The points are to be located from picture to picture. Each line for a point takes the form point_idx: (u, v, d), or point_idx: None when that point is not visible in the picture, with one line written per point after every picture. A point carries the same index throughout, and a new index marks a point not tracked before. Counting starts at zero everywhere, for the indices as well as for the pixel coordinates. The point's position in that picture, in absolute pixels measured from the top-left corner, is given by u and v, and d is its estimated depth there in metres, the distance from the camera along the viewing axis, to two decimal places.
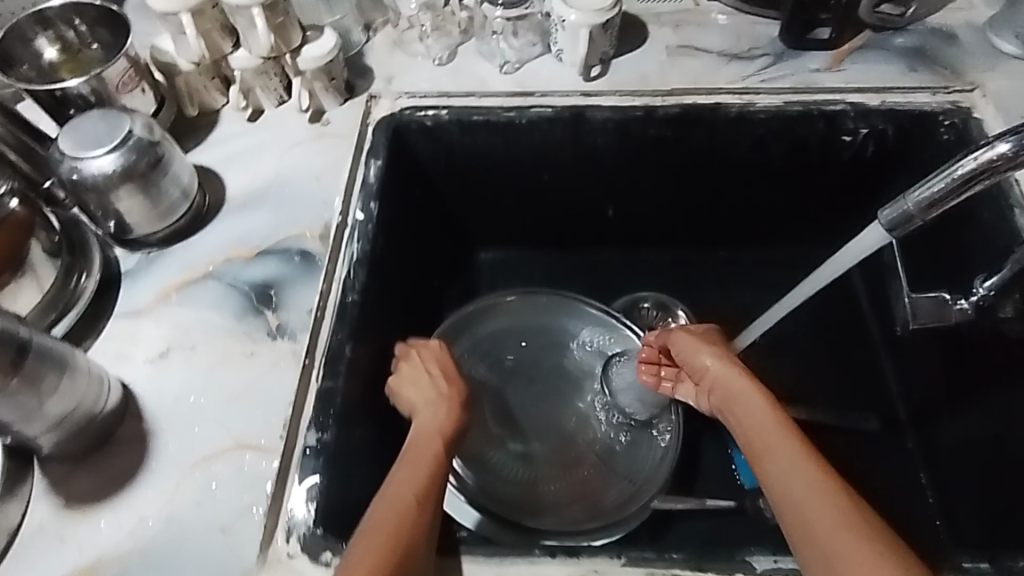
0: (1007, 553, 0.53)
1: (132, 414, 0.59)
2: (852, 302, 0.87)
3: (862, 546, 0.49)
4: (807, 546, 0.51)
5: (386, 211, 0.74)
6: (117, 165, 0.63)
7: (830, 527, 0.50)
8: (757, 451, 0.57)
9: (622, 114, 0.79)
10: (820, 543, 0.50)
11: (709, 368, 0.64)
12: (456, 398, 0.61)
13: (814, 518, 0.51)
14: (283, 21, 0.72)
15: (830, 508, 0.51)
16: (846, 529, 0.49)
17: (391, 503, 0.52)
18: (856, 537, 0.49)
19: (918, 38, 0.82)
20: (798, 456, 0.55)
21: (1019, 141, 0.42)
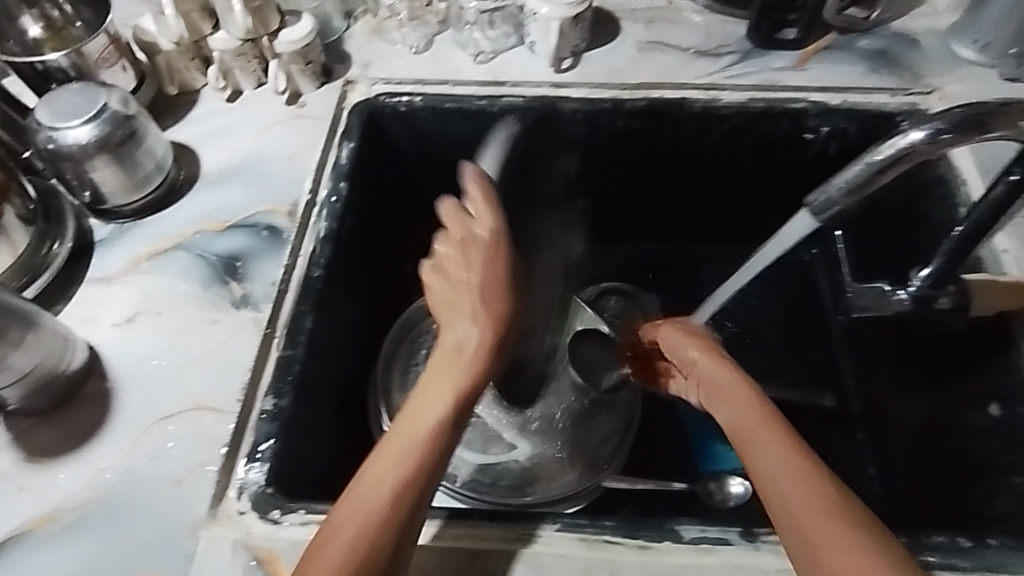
0: (924, 530, 0.54)
1: (97, 374, 0.62)
2: (812, 292, 0.85)
3: (843, 533, 0.47)
4: (790, 533, 0.48)
5: (357, 192, 0.76)
6: (93, 136, 0.65)
7: (812, 516, 0.48)
8: (740, 438, 0.55)
9: (590, 107, 0.81)
10: (801, 531, 0.48)
11: (695, 361, 0.64)
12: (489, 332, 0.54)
13: (796, 505, 0.49)
14: (260, 5, 0.75)
15: (811, 496, 0.49)
16: (826, 517, 0.48)
17: (384, 450, 0.50)
18: (837, 525, 0.47)
19: (882, 41, 0.85)
20: (782, 443, 0.53)
21: (932, 129, 0.44)
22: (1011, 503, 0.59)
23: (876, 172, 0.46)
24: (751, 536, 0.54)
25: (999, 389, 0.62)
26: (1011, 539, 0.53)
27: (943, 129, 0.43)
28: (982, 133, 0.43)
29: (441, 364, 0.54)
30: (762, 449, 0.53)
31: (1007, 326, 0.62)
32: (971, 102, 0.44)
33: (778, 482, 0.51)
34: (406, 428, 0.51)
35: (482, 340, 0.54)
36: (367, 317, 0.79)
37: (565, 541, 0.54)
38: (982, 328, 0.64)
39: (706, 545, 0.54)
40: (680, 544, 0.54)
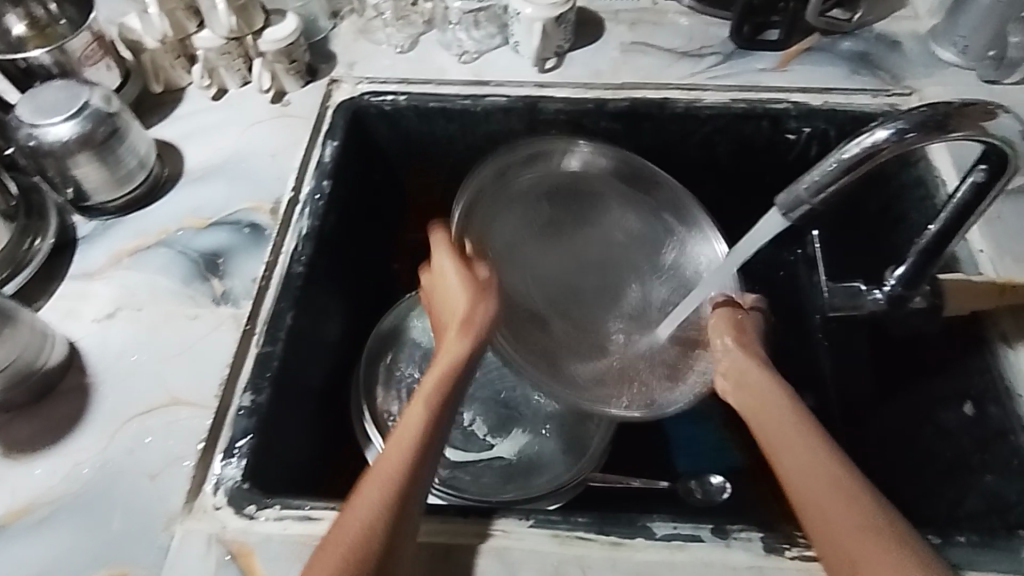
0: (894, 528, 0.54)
1: (75, 369, 0.62)
2: (791, 292, 0.85)
3: (880, 548, 0.46)
4: (829, 547, 0.48)
5: (340, 190, 0.77)
6: (75, 133, 0.66)
7: (852, 529, 0.48)
8: (772, 450, 0.55)
9: (574, 107, 0.81)
10: (840, 545, 0.48)
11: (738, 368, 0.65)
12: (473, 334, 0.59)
13: (834, 516, 0.49)
14: (245, 4, 0.76)
15: (849, 510, 0.49)
16: (867, 532, 0.47)
17: (387, 460, 0.50)
18: (876, 540, 0.47)
19: (864, 44, 0.85)
20: (817, 456, 0.53)
21: (897, 128, 0.44)
22: (981, 500, 0.60)
23: (843, 170, 0.46)
24: (723, 533, 0.54)
25: (971, 389, 0.63)
26: (978, 536, 0.53)
27: (907, 127, 0.44)
28: (943, 133, 0.44)
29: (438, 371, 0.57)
30: (795, 446, 0.54)
31: (980, 327, 0.63)
32: (933, 103, 0.45)
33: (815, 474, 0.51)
34: (412, 417, 0.54)
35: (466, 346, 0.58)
36: (348, 315, 0.79)
37: (538, 537, 0.54)
38: (956, 329, 0.65)
39: (678, 542, 0.54)
40: (652, 540, 0.54)
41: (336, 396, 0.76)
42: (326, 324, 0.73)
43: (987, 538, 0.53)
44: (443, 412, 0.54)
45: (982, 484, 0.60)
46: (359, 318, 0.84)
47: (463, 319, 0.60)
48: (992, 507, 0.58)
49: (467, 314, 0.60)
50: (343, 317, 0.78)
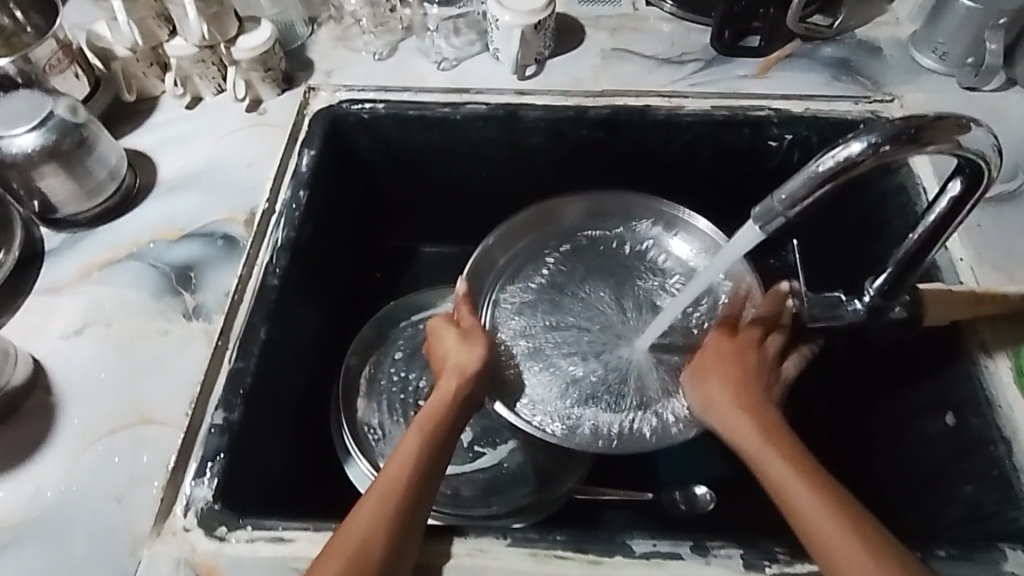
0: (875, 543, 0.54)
1: (41, 388, 0.61)
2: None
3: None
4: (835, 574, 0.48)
5: (317, 200, 0.75)
6: (40, 144, 0.64)
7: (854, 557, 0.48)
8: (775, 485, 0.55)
9: (554, 114, 0.80)
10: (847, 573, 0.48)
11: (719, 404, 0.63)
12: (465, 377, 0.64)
13: (836, 547, 0.49)
14: (217, 10, 0.74)
15: (855, 542, 0.49)
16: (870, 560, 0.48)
17: (381, 491, 0.52)
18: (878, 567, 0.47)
19: (845, 50, 0.85)
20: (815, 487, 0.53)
21: (871, 140, 0.43)
22: (960, 510, 0.59)
23: (818, 183, 0.45)
24: (701, 549, 0.53)
25: (952, 399, 0.62)
26: (957, 548, 0.53)
27: (882, 140, 0.43)
28: (917, 146, 0.44)
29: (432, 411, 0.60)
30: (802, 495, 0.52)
31: (960, 337, 0.63)
32: (907, 116, 0.44)
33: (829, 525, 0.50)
34: (405, 456, 0.56)
35: (457, 388, 0.63)
36: (326, 327, 0.78)
37: (515, 556, 0.53)
38: (936, 337, 0.64)
39: (657, 559, 0.53)
40: (632, 558, 0.53)
41: (314, 410, 0.75)
42: (303, 337, 0.71)
43: (965, 551, 0.53)
44: (438, 448, 0.57)
45: (961, 494, 0.59)
46: (338, 329, 0.82)
47: (456, 364, 0.65)
48: (971, 516, 0.58)
49: (466, 362, 0.65)
50: (320, 329, 0.76)
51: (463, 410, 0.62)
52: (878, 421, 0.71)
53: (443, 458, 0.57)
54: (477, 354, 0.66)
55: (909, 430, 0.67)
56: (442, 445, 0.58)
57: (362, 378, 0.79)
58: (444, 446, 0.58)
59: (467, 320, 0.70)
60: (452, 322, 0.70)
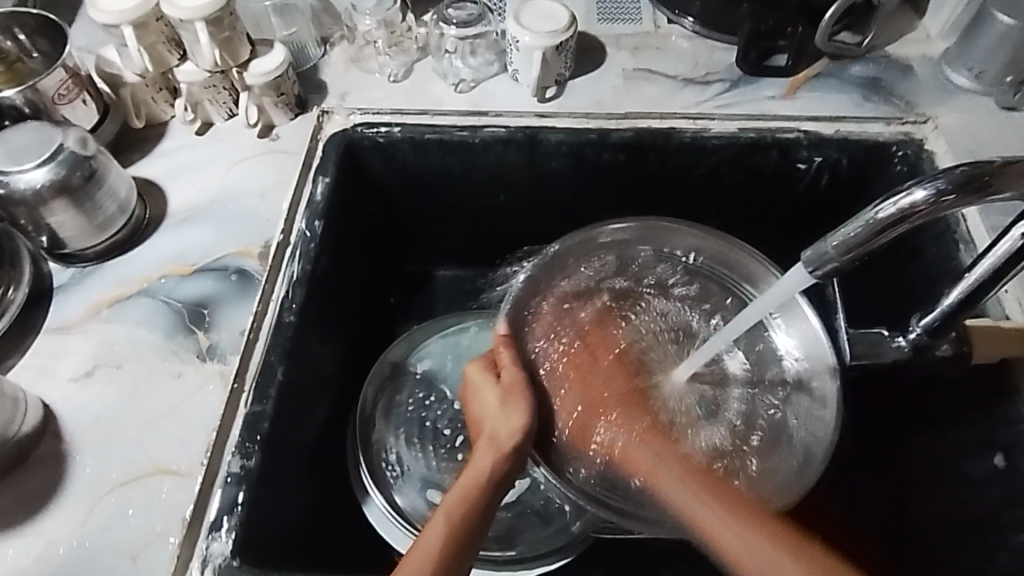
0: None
1: (50, 434, 0.59)
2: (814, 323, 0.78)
3: None
4: None
5: (332, 229, 0.72)
6: (49, 179, 0.62)
7: None
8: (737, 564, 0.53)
9: (576, 138, 0.78)
10: None
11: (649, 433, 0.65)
12: (503, 451, 0.60)
13: None
14: (230, 36, 0.71)
15: None
16: None
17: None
18: None
19: (874, 69, 0.82)
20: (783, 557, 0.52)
21: (936, 188, 0.41)
22: (1013, 558, 0.57)
23: (877, 231, 0.43)
24: None
25: (999, 439, 0.60)
26: None
27: (947, 188, 0.41)
28: (982, 196, 0.41)
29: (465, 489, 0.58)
30: (722, 522, 0.55)
31: (1007, 372, 0.60)
32: (972, 162, 0.42)
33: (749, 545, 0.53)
34: (426, 549, 0.52)
35: (492, 466, 0.59)
36: (341, 359, 0.75)
37: None
38: (981, 375, 0.62)
39: None
40: None
41: (329, 446, 0.72)
42: (319, 372, 0.69)
43: None
44: (465, 536, 0.54)
45: (1014, 541, 0.57)
46: (354, 358, 0.80)
47: (490, 435, 0.62)
48: None
49: (515, 430, 0.61)
50: (336, 361, 0.74)
51: (498, 488, 0.59)
52: (916, 456, 0.69)
53: (472, 548, 0.54)
54: (522, 417, 0.62)
55: (949, 468, 0.64)
56: (477, 523, 0.56)
57: (380, 404, 0.76)
58: (477, 533, 0.55)
59: (506, 373, 0.66)
60: (491, 374, 0.67)
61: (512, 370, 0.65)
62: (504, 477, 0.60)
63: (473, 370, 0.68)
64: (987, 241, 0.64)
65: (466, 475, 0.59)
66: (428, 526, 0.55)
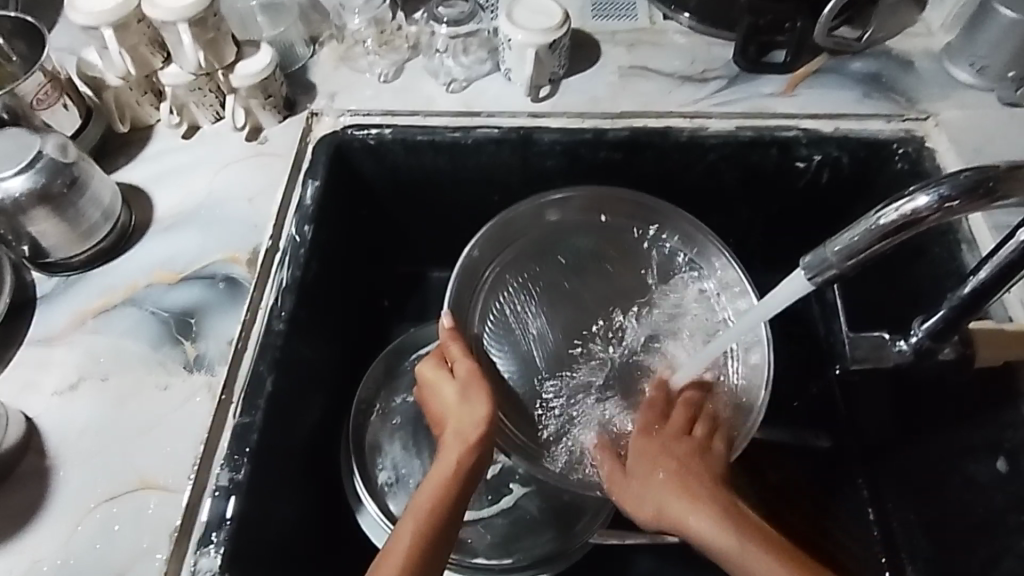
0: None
1: (34, 449, 0.57)
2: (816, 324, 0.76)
3: None
4: None
5: (323, 233, 0.71)
6: (28, 187, 0.60)
7: None
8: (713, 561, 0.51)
9: (570, 138, 0.76)
10: None
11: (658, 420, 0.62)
12: (465, 445, 0.58)
13: None
14: (214, 37, 0.69)
15: None
16: None
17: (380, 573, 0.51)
18: None
19: (875, 64, 0.81)
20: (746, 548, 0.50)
21: (940, 193, 0.40)
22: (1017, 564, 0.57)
23: (878, 239, 0.41)
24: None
25: (1004, 443, 0.59)
26: None
27: (951, 194, 0.39)
28: (989, 201, 0.40)
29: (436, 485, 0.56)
30: (676, 501, 0.54)
31: (1012, 375, 0.59)
32: (977, 166, 0.40)
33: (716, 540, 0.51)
34: (399, 552, 0.52)
35: (457, 461, 0.57)
36: (333, 366, 0.74)
37: None
38: (985, 378, 0.60)
39: None
40: None
41: (322, 454, 0.71)
42: (310, 380, 0.68)
43: None
44: (438, 537, 0.53)
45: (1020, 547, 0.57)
46: (347, 363, 0.79)
47: (454, 430, 0.59)
48: None
49: (479, 425, 0.59)
50: (328, 368, 0.72)
51: (470, 482, 0.57)
52: (918, 460, 0.67)
53: (446, 548, 0.54)
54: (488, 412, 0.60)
55: (952, 472, 0.63)
56: (447, 522, 0.54)
57: (373, 409, 0.75)
58: (449, 530, 0.54)
59: (459, 365, 0.62)
60: (446, 369, 0.63)
61: (464, 359, 0.62)
62: (472, 476, 0.57)
63: (430, 367, 0.63)
64: (991, 242, 0.63)
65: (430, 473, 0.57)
66: (399, 527, 0.54)
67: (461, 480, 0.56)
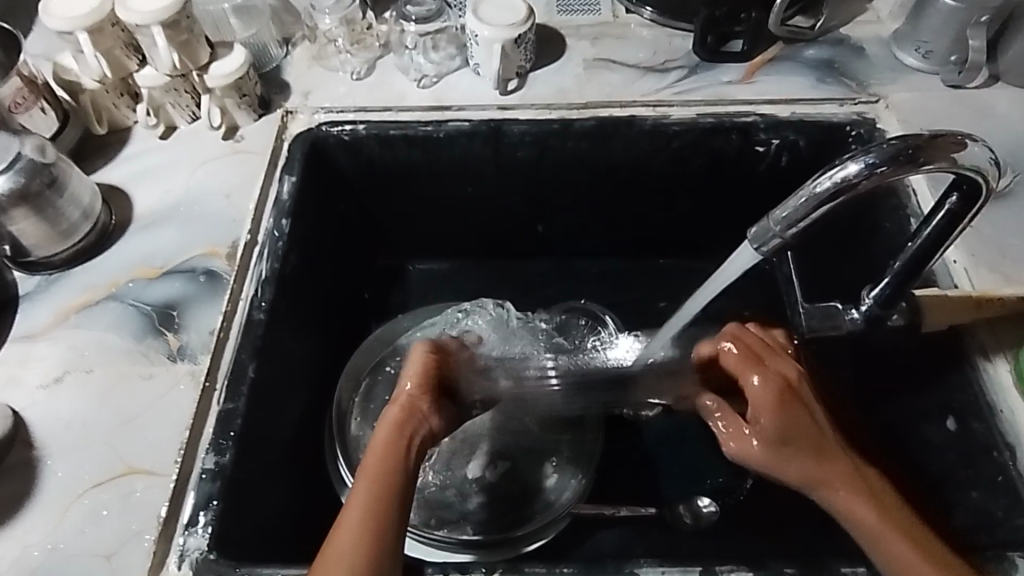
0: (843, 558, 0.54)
1: (20, 441, 0.59)
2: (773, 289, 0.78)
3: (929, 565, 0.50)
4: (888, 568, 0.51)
5: (302, 226, 0.73)
6: (9, 187, 0.62)
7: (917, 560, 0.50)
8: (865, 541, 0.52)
9: (539, 128, 0.78)
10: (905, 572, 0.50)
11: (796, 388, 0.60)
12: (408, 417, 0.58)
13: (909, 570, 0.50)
14: (188, 38, 0.71)
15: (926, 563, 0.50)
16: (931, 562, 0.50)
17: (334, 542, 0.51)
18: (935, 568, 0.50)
19: (828, 51, 0.84)
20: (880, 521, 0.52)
21: (868, 161, 0.43)
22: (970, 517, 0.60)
23: (816, 205, 0.45)
24: (710, 574, 0.53)
25: (953, 403, 0.62)
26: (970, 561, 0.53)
27: (879, 161, 0.43)
28: (914, 166, 0.43)
29: (381, 454, 0.55)
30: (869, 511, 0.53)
31: (960, 341, 0.62)
32: (901, 136, 0.44)
33: (901, 555, 0.50)
34: (355, 517, 0.52)
35: (398, 424, 0.57)
36: (314, 357, 0.76)
37: None
38: (935, 343, 0.64)
39: None
40: None
41: (305, 444, 0.72)
42: (293, 370, 0.70)
43: (976, 563, 0.53)
44: (389, 499, 0.53)
45: (968, 500, 0.60)
46: (328, 354, 0.80)
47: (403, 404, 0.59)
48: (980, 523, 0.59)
49: (421, 387, 0.61)
50: (310, 360, 0.74)
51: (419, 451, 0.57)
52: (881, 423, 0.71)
53: (401, 509, 0.53)
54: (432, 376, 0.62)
55: (908, 432, 0.67)
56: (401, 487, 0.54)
57: (357, 396, 0.77)
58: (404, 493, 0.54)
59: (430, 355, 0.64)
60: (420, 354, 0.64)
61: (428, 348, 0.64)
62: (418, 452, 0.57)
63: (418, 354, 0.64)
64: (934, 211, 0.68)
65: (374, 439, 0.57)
66: (354, 496, 0.53)
67: (406, 445, 0.56)
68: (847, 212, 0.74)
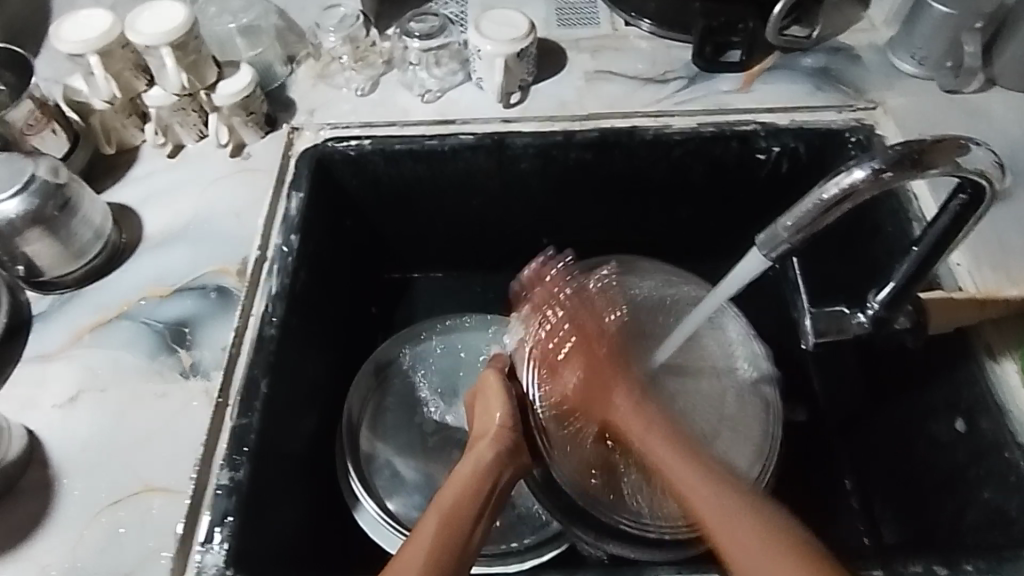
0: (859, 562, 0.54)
1: (36, 461, 0.59)
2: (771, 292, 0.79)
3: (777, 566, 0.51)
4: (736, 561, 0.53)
5: (310, 242, 0.74)
6: (22, 210, 0.62)
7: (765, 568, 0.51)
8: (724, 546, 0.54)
9: (541, 140, 0.79)
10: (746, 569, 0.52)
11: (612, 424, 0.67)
12: (500, 451, 0.63)
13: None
14: (195, 59, 0.73)
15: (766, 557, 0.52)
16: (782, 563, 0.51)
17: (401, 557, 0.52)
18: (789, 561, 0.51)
19: (823, 59, 0.86)
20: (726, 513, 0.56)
21: (873, 166, 0.44)
22: (981, 515, 0.60)
23: (822, 211, 0.45)
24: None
25: (960, 403, 0.63)
26: (982, 560, 0.54)
27: (883, 166, 0.44)
28: (919, 170, 0.44)
29: (466, 483, 0.60)
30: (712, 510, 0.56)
31: (964, 340, 0.63)
32: (904, 140, 0.45)
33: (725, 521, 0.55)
34: (427, 538, 0.53)
35: (489, 458, 0.62)
36: (326, 371, 0.76)
37: None
38: (939, 343, 0.65)
39: None
40: None
41: (318, 459, 0.73)
42: (304, 384, 0.70)
43: (990, 563, 0.53)
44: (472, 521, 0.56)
45: (979, 499, 0.60)
46: (338, 368, 0.81)
47: (497, 435, 0.65)
48: (992, 522, 0.59)
49: (511, 419, 0.66)
50: (322, 373, 0.75)
51: (499, 481, 0.61)
52: (888, 422, 0.72)
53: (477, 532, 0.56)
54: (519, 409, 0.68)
55: (918, 432, 0.67)
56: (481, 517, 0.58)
57: (368, 409, 0.77)
58: (484, 519, 0.58)
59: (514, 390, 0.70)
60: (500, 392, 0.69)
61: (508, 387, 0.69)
62: (501, 487, 0.61)
63: (490, 374, 0.70)
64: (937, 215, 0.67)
65: (459, 469, 0.62)
66: (424, 520, 0.55)
67: (493, 478, 0.61)
68: (850, 217, 0.75)
